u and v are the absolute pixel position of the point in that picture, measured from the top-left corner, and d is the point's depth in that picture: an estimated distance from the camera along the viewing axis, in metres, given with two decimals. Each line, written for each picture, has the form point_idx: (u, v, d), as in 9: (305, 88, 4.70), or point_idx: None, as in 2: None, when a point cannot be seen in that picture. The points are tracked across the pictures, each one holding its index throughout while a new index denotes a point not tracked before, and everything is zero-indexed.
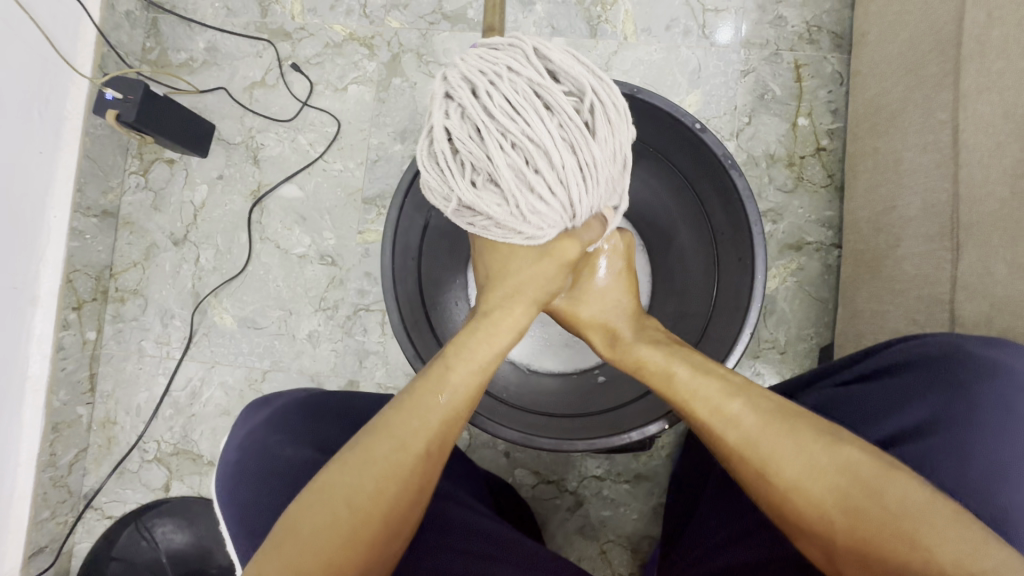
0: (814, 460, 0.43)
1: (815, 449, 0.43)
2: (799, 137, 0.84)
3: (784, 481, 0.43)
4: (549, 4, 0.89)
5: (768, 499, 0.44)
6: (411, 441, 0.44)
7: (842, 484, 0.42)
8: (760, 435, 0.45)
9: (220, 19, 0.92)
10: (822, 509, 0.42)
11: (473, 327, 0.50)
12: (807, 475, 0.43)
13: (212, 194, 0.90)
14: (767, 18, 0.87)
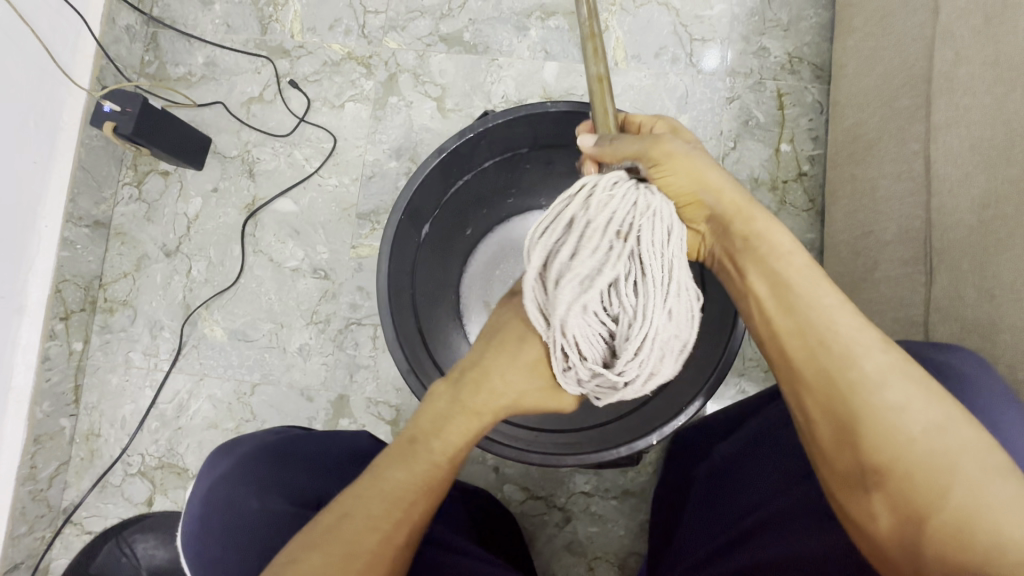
0: (950, 423, 0.37)
1: (954, 416, 0.37)
2: (781, 162, 0.88)
3: (901, 422, 0.37)
4: (543, 29, 0.92)
5: (886, 444, 0.37)
6: (376, 516, 0.40)
7: (980, 460, 0.36)
8: (900, 375, 0.38)
9: (220, 35, 0.94)
10: (955, 472, 0.35)
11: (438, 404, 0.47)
12: (925, 415, 0.37)
13: (206, 206, 0.91)
14: (751, 48, 0.90)
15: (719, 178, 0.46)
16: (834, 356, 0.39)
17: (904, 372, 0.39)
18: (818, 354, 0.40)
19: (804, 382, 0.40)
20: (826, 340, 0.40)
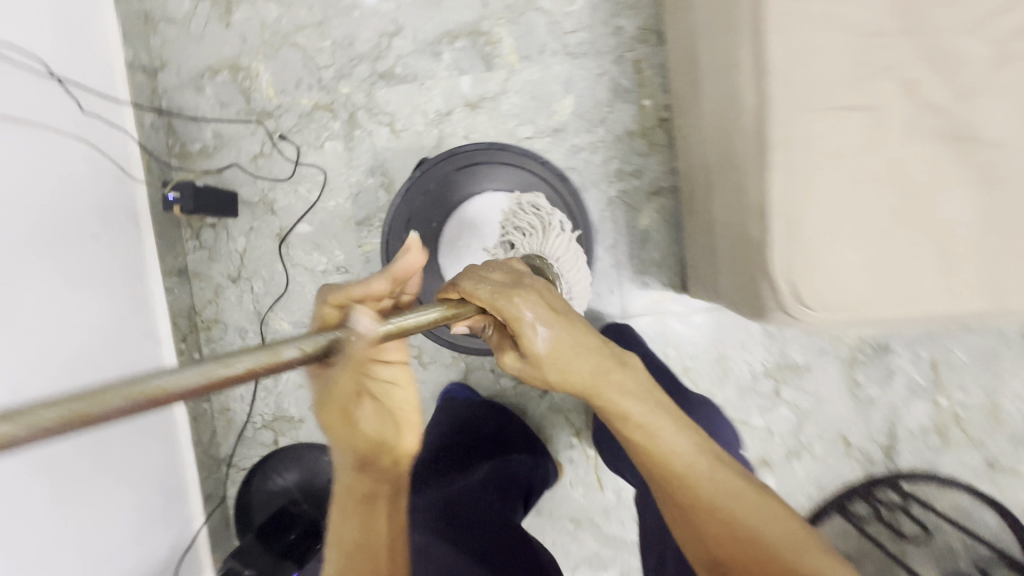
0: (732, 484, 0.72)
1: (735, 480, 0.72)
2: (646, 114, 1.20)
3: (706, 499, 0.71)
4: (454, 51, 1.21)
5: (698, 505, 0.71)
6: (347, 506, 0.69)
7: (746, 500, 0.71)
8: (699, 456, 0.73)
9: (218, 112, 1.25)
10: (739, 516, 0.69)
11: (343, 490, 0.70)
12: (716, 485, 0.71)
13: (249, 241, 1.26)
14: (609, 30, 1.19)
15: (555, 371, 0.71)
16: (661, 462, 0.73)
17: (728, 483, 0.72)
18: (646, 461, 0.74)
19: (651, 474, 0.74)
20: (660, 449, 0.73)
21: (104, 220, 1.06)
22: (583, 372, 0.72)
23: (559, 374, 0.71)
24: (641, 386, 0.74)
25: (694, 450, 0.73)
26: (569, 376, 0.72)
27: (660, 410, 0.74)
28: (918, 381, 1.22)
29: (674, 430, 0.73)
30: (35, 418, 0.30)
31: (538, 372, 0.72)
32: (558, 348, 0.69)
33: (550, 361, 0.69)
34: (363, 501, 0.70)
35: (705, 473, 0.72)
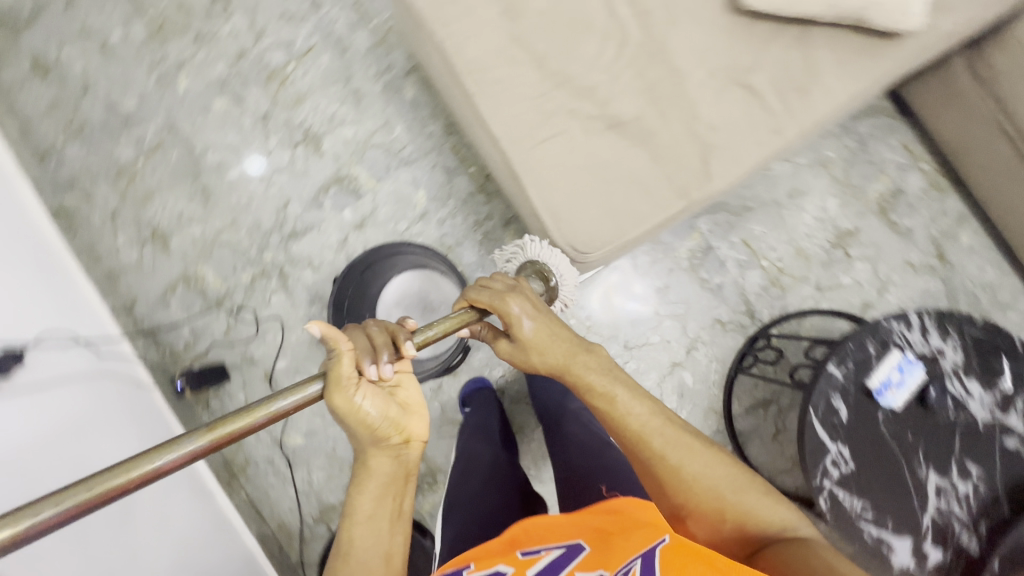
0: (687, 445, 0.99)
1: (689, 442, 1.00)
2: (474, 178, 1.69)
3: (666, 458, 0.97)
4: (330, 197, 1.68)
5: (662, 465, 0.97)
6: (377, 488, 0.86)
7: (700, 460, 0.98)
8: (661, 427, 1.00)
9: (187, 313, 1.66)
10: (693, 471, 0.97)
11: (361, 478, 0.86)
12: (677, 449, 0.99)
13: (247, 392, 1.63)
14: (424, 138, 1.70)
15: (543, 353, 1.08)
16: (635, 431, 1.00)
17: (678, 439, 1.00)
18: (621, 432, 1.02)
19: (629, 442, 1.01)
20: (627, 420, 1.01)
21: (143, 420, 1.42)
22: (556, 351, 1.08)
23: (541, 355, 1.08)
24: (603, 361, 1.09)
25: (650, 413, 1.02)
26: (545, 359, 1.08)
27: (619, 380, 1.06)
28: (742, 258, 1.67)
29: (631, 400, 1.03)
30: (94, 484, 0.56)
31: (530, 356, 1.09)
32: (539, 329, 1.08)
33: (532, 345, 1.07)
34: (382, 492, 0.86)
35: (658, 428, 1.00)
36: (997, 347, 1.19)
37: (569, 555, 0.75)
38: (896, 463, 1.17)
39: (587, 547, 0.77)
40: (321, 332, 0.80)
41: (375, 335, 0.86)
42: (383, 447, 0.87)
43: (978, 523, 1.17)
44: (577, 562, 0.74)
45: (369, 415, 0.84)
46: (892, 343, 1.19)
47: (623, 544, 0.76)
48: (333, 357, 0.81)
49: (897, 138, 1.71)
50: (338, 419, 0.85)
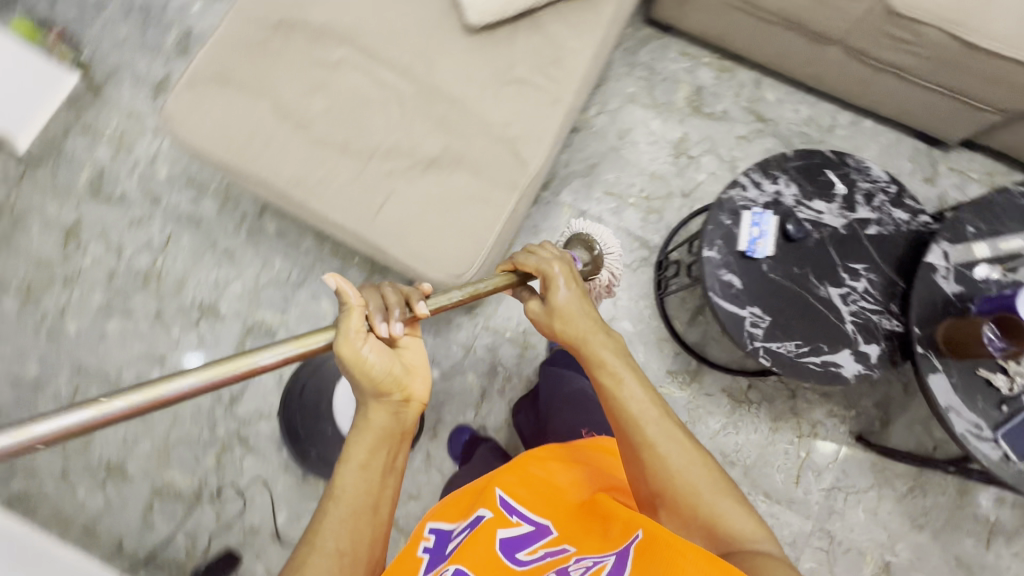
0: (675, 437, 0.97)
1: (679, 434, 0.97)
2: (362, 265, 1.82)
3: (653, 448, 0.96)
4: (250, 350, 1.77)
5: (647, 457, 0.95)
6: (374, 442, 0.88)
7: (685, 457, 0.95)
8: (654, 416, 0.99)
9: (173, 523, 1.67)
10: (674, 468, 0.94)
11: (359, 425, 0.89)
12: (665, 444, 0.96)
13: (262, 560, 1.64)
14: (304, 257, 1.83)
15: (569, 326, 1.13)
16: (633, 409, 1.00)
17: (671, 432, 0.98)
18: (620, 413, 1.01)
19: (623, 420, 1.00)
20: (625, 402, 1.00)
21: None
22: (580, 325, 1.12)
23: (563, 325, 1.13)
24: (618, 351, 1.09)
25: (649, 401, 1.01)
26: (567, 335, 1.13)
27: (630, 367, 1.06)
28: (612, 207, 1.84)
29: (636, 384, 1.03)
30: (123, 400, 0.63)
31: (555, 327, 1.15)
32: (573, 301, 1.15)
33: (561, 314, 1.13)
34: (377, 446, 0.88)
35: (654, 414, 0.99)
36: (816, 165, 1.37)
37: (539, 532, 0.87)
38: (801, 299, 1.31)
39: (554, 530, 0.88)
40: (339, 286, 0.85)
41: (389, 296, 0.90)
42: (385, 401, 0.89)
43: (889, 305, 1.31)
44: (541, 541, 0.85)
45: (374, 367, 0.86)
46: (738, 208, 1.35)
47: (600, 540, 0.82)
48: (347, 310, 0.85)
49: (673, 51, 1.96)
50: (344, 369, 0.87)
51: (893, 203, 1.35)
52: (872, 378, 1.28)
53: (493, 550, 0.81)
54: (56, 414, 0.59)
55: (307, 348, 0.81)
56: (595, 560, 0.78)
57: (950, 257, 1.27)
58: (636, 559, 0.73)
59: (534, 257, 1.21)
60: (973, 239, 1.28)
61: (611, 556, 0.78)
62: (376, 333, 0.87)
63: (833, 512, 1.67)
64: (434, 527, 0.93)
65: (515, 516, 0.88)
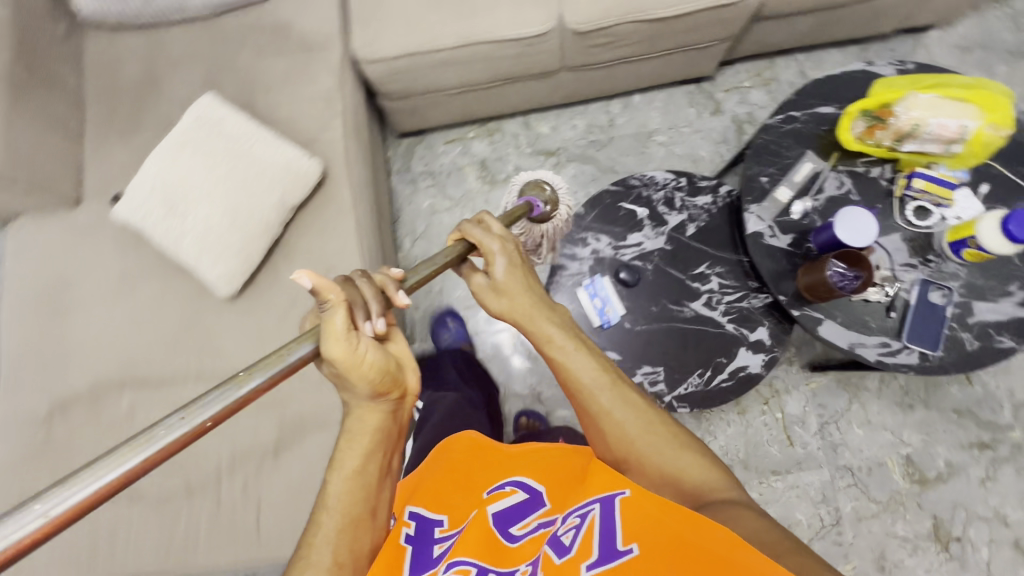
0: (633, 402, 0.94)
1: (635, 400, 0.95)
2: None
3: (611, 415, 0.93)
4: None
5: (609, 431, 0.93)
6: (363, 457, 0.79)
7: (644, 420, 0.92)
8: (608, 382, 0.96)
9: None
10: (634, 434, 0.91)
11: (353, 428, 0.79)
12: (622, 413, 0.93)
13: None
14: None
15: (528, 283, 1.02)
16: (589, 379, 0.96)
17: (623, 397, 0.95)
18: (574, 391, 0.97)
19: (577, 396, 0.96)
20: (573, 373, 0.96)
21: None
22: (534, 290, 1.03)
23: (512, 299, 1.01)
24: (564, 324, 1.02)
25: (599, 368, 0.97)
26: (522, 301, 1.01)
27: (578, 339, 1.01)
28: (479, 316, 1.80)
29: (587, 355, 0.98)
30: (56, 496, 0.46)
31: (512, 314, 1.01)
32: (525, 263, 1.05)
33: (513, 281, 1.01)
34: (372, 447, 0.80)
35: (608, 385, 0.95)
36: (608, 204, 1.35)
37: (529, 504, 0.84)
38: (675, 331, 1.29)
39: (546, 503, 0.84)
40: (313, 282, 0.69)
41: (366, 289, 0.76)
42: (383, 403, 0.80)
43: (748, 283, 1.31)
44: (534, 513, 0.83)
45: (373, 366, 0.74)
46: (572, 288, 1.32)
47: (582, 494, 0.80)
48: (330, 308, 0.71)
49: (441, 143, 1.93)
50: (336, 376, 0.74)
51: (691, 195, 1.35)
52: (778, 358, 1.27)
53: (487, 531, 0.80)
54: (50, 488, 0.46)
55: (290, 366, 0.66)
56: (583, 516, 0.74)
57: (766, 217, 1.27)
58: (624, 526, 0.68)
59: (484, 227, 1.02)
60: (771, 188, 1.29)
61: (596, 504, 0.74)
62: (358, 327, 0.74)
63: (837, 445, 1.67)
64: (414, 508, 0.90)
65: (510, 488, 0.87)
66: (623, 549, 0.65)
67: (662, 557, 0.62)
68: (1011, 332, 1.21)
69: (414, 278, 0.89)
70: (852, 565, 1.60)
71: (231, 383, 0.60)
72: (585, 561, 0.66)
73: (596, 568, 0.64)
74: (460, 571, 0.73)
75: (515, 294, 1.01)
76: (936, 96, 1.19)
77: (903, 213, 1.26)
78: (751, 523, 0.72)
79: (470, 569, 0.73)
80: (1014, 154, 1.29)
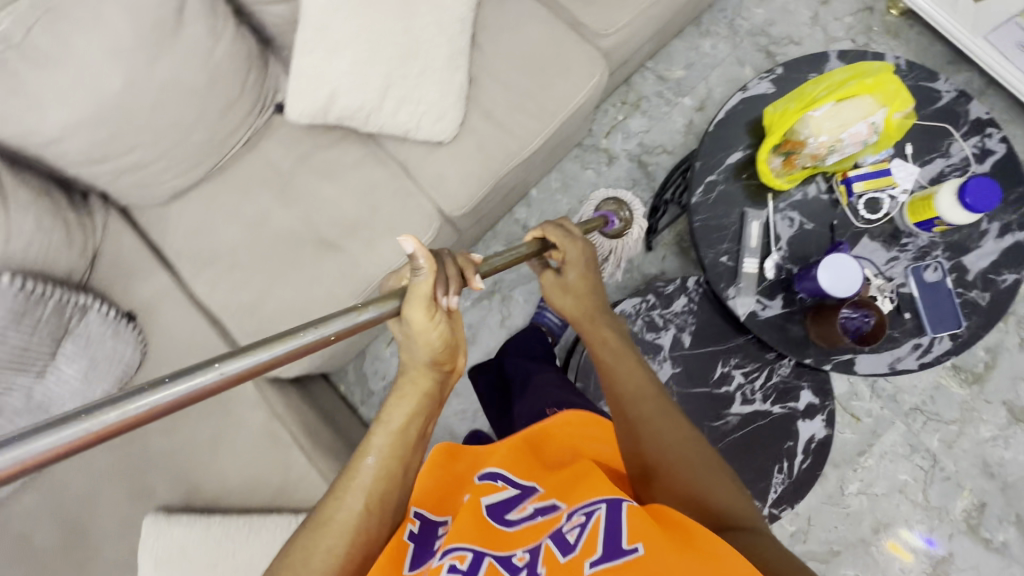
0: (677, 423, 0.93)
1: (678, 420, 0.94)
2: None
3: (654, 425, 0.92)
4: None
5: (652, 446, 0.89)
6: (411, 417, 0.83)
7: (688, 446, 0.89)
8: (656, 396, 0.97)
9: None
10: (677, 451, 0.88)
11: (404, 386, 0.84)
12: (667, 430, 0.91)
13: None
14: None
15: (590, 277, 1.18)
16: (633, 385, 0.99)
17: (663, 410, 0.94)
18: (617, 396, 0.99)
19: (621, 401, 0.98)
20: (619, 379, 1.01)
21: None
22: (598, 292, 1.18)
23: (585, 298, 1.16)
24: (618, 329, 1.14)
25: (644, 376, 1.01)
26: (580, 289, 1.17)
27: (620, 332, 1.12)
28: None
29: (631, 354, 1.06)
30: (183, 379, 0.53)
31: (573, 303, 1.16)
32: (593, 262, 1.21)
33: (580, 280, 1.17)
34: (416, 413, 0.83)
35: (653, 397, 0.96)
36: None
37: (524, 492, 0.83)
38: (734, 444, 1.23)
39: (541, 487, 0.84)
40: (416, 249, 0.77)
41: (453, 266, 0.84)
42: (437, 369, 0.87)
43: (767, 356, 1.26)
44: (529, 500, 0.81)
45: (439, 335, 0.83)
46: None
47: (587, 490, 0.77)
48: (425, 275, 0.79)
49: (386, 345, 1.76)
50: (405, 338, 0.84)
51: (666, 306, 1.28)
52: (835, 409, 1.24)
53: (480, 519, 0.75)
54: (182, 375, 0.53)
55: (380, 312, 0.78)
56: (587, 514, 0.71)
57: (750, 295, 1.22)
58: (630, 524, 0.67)
59: (578, 239, 1.18)
60: (737, 264, 1.23)
61: (602, 504, 0.72)
62: (438, 300, 0.82)
63: (895, 395, 1.69)
64: (418, 507, 0.82)
65: (500, 481, 0.84)
66: (628, 548, 0.64)
67: (673, 555, 0.61)
68: (1006, 264, 1.22)
69: (491, 267, 0.97)
70: (968, 490, 1.65)
71: (353, 308, 0.71)
72: (589, 558, 0.64)
73: (602, 565, 0.63)
74: (456, 556, 0.68)
75: (583, 289, 1.17)
76: (832, 105, 1.16)
77: (859, 215, 1.24)
78: (769, 551, 0.70)
79: (466, 553, 0.69)
80: (917, 99, 1.27)
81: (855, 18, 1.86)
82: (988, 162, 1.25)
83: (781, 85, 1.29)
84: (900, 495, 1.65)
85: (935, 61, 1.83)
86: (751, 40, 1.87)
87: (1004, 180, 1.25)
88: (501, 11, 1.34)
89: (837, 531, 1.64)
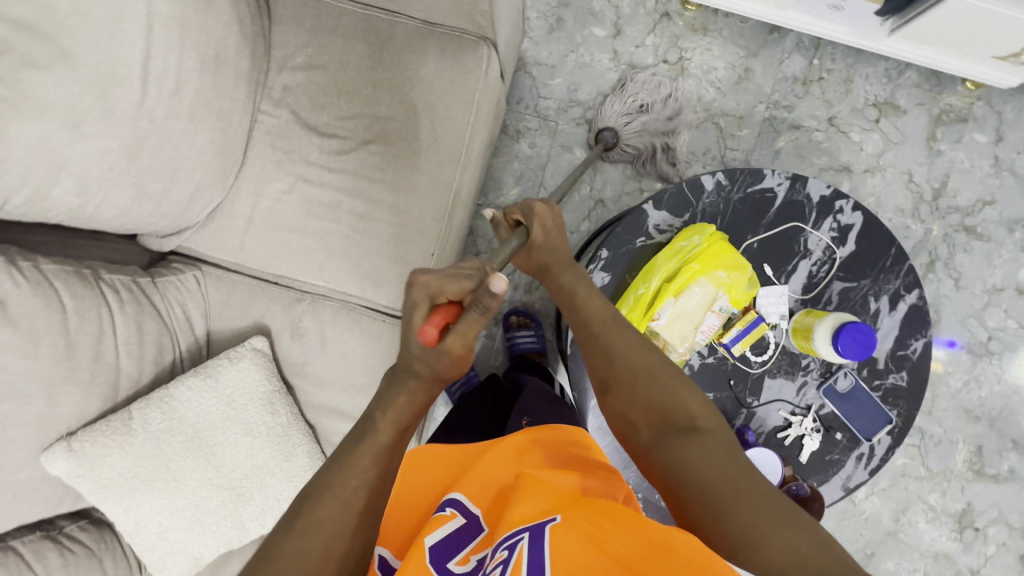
0: (640, 342, 0.83)
1: (639, 339, 0.84)
2: None
3: (607, 341, 0.83)
4: None
5: (613, 358, 0.82)
6: (400, 423, 0.74)
7: (651, 364, 0.80)
8: (614, 318, 0.87)
9: None
10: (634, 365, 0.80)
11: (399, 392, 0.75)
12: (625, 348, 0.82)
13: None
14: None
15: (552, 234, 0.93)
16: (585, 313, 0.88)
17: (621, 328, 0.85)
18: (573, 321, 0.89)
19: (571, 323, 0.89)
20: (574, 303, 0.90)
21: None
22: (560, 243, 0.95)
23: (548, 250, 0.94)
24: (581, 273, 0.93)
25: (598, 300, 0.90)
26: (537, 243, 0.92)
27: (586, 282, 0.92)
28: None
29: (591, 292, 0.91)
30: None
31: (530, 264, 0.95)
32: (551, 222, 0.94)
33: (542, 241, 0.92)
34: (408, 417, 0.75)
35: (608, 317, 0.87)
36: None
37: (466, 531, 0.74)
38: None
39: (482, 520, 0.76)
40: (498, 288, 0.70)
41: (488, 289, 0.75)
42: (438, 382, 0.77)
43: None
44: (468, 544, 0.72)
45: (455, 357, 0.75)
46: None
47: (509, 515, 0.68)
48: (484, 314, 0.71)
49: None
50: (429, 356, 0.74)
51: None
52: None
53: (423, 562, 0.68)
54: None
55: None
56: (510, 547, 0.62)
57: None
58: (553, 559, 0.58)
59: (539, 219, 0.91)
60: None
61: (524, 534, 0.63)
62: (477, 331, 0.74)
63: None
64: (379, 549, 0.78)
65: (449, 510, 0.76)
66: None
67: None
68: (910, 333, 1.15)
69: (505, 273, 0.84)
70: (961, 442, 1.68)
71: None
72: None
73: None
74: None
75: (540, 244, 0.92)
76: (672, 303, 1.07)
77: (751, 364, 1.15)
78: (705, 459, 0.67)
79: None
80: (754, 210, 1.14)
81: (656, 35, 1.65)
82: (851, 238, 1.14)
83: (614, 266, 1.12)
84: (904, 478, 1.69)
85: (755, 41, 1.64)
86: (564, 117, 1.66)
87: (874, 249, 1.14)
88: (301, 340, 1.19)
89: (864, 538, 1.70)
